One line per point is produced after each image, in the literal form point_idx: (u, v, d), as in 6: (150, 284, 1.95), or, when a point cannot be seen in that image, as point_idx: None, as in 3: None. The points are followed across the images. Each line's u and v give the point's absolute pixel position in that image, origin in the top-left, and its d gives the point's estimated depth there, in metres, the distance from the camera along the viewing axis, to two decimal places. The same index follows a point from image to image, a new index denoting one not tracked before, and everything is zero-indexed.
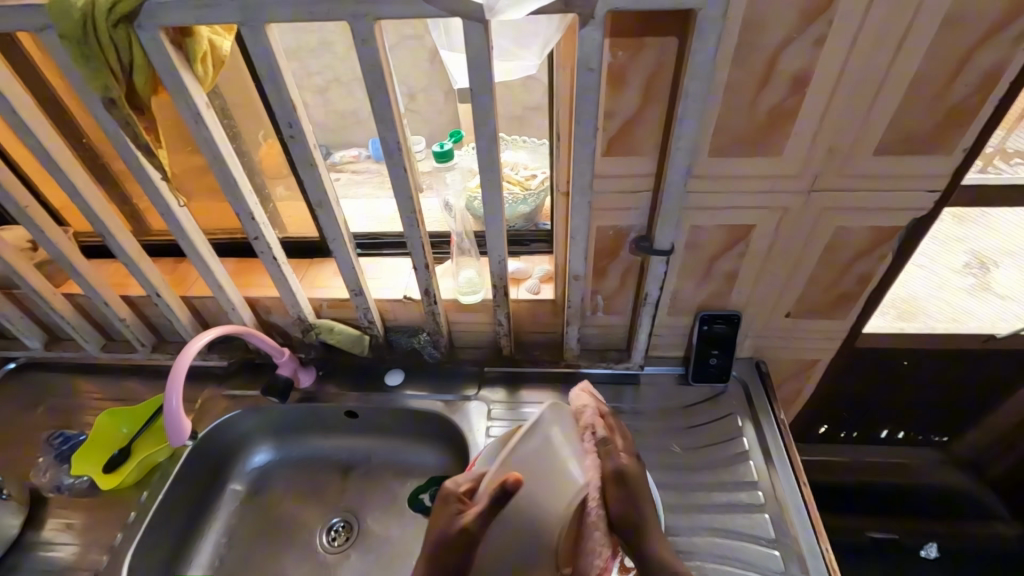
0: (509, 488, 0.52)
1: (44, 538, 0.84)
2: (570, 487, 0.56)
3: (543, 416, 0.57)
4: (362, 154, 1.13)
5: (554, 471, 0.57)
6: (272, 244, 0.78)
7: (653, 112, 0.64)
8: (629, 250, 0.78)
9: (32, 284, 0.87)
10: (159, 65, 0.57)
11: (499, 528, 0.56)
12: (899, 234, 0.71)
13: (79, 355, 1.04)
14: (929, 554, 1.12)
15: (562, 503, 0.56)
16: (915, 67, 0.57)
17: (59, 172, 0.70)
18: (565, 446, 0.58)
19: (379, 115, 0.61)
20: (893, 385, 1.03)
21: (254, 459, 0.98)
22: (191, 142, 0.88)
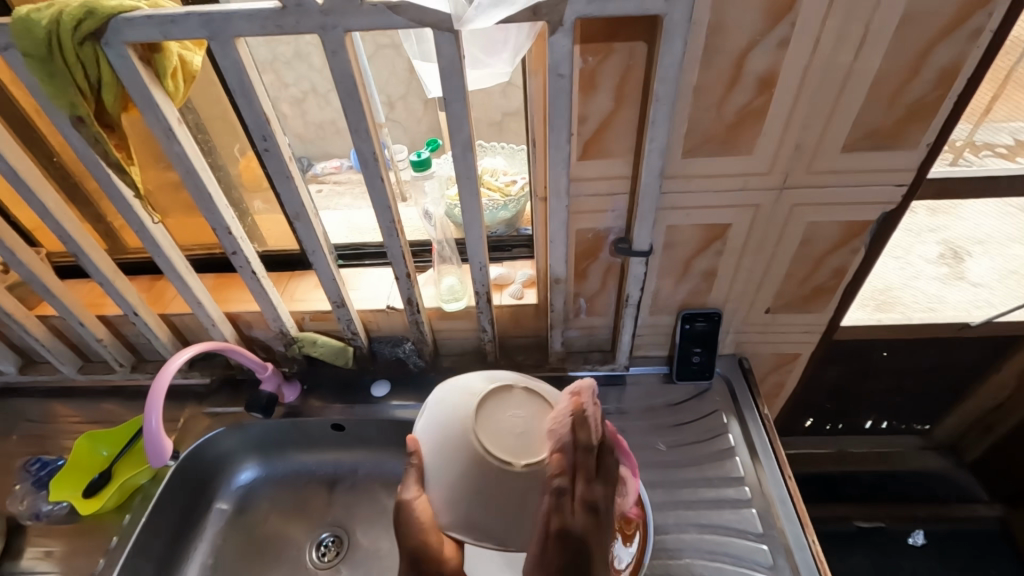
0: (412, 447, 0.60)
1: (23, 567, 0.82)
2: (465, 402, 0.59)
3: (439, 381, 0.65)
4: (344, 164, 1.10)
5: (453, 400, 0.60)
6: (251, 259, 0.77)
7: (626, 115, 0.65)
8: (609, 252, 0.79)
9: (4, 307, 0.85)
10: (128, 82, 0.57)
11: (436, 474, 0.58)
12: (870, 228, 0.73)
13: (55, 378, 1.01)
14: (916, 542, 1.13)
15: (464, 417, 0.58)
16: (876, 65, 0.59)
17: (28, 192, 0.69)
18: (461, 382, 0.62)
19: (353, 126, 0.61)
20: (873, 375, 1.05)
21: (239, 477, 0.96)
22: (165, 158, 0.88)
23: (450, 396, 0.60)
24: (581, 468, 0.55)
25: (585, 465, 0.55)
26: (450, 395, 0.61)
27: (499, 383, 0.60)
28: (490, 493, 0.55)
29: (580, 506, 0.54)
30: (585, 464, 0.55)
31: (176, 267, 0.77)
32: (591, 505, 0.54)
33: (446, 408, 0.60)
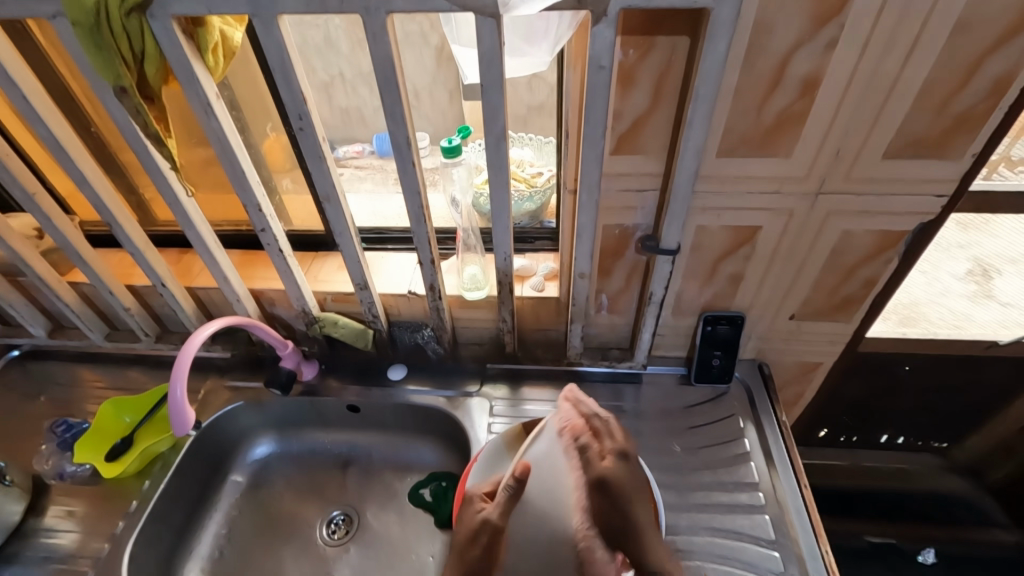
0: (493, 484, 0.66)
1: (45, 525, 0.84)
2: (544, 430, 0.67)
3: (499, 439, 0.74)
4: (366, 149, 1.13)
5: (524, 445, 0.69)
6: (278, 237, 0.78)
7: (662, 111, 0.64)
8: (635, 249, 0.78)
9: (37, 272, 0.87)
10: (171, 55, 0.58)
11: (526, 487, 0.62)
12: (906, 238, 0.71)
13: (83, 344, 1.04)
14: (926, 560, 1.13)
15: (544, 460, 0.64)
16: (926, 73, 0.57)
17: (68, 160, 0.70)
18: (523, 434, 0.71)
19: (388, 109, 0.61)
20: (895, 390, 1.03)
21: (255, 452, 0.98)
22: (198, 133, 0.89)
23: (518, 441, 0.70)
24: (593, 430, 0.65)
25: (597, 425, 0.66)
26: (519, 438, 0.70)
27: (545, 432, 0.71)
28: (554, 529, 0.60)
29: (608, 458, 0.63)
30: (598, 426, 0.66)
31: (206, 241, 0.78)
32: (619, 454, 0.64)
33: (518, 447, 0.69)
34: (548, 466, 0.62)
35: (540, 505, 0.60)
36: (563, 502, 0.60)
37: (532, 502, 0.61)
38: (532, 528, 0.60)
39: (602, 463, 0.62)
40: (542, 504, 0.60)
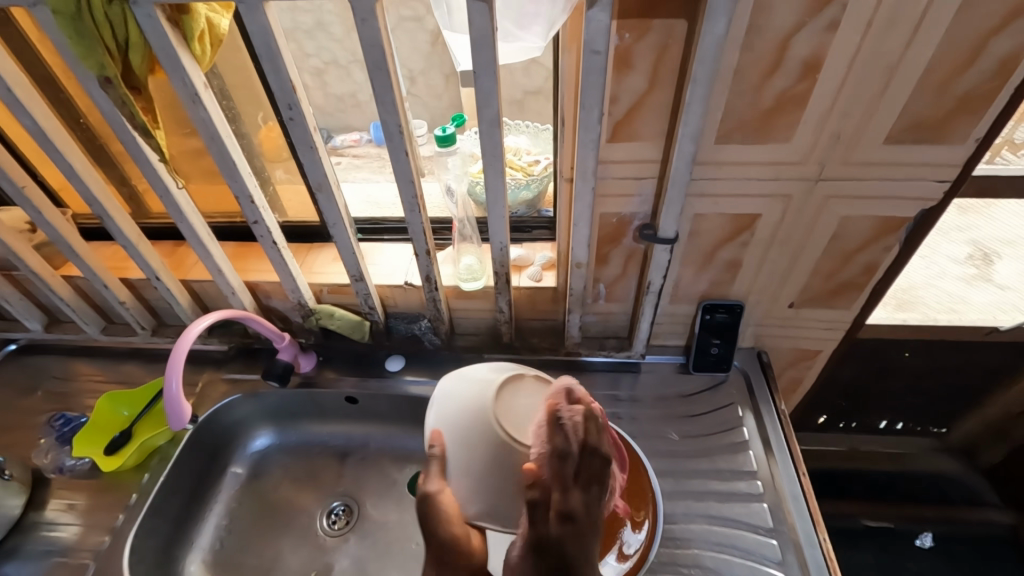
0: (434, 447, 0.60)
1: (46, 518, 0.85)
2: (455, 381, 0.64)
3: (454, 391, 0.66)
4: (363, 138, 1.11)
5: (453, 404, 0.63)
6: (272, 229, 0.77)
7: (660, 96, 0.62)
8: (633, 238, 0.77)
9: (31, 266, 0.86)
10: (156, 43, 0.56)
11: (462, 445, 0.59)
12: (906, 225, 0.71)
13: (79, 337, 1.04)
14: (924, 544, 1.13)
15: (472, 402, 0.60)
16: (928, 55, 0.56)
17: (55, 152, 0.69)
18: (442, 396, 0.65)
19: (379, 96, 0.60)
20: (893, 376, 1.03)
21: (254, 444, 0.98)
22: (189, 124, 0.87)
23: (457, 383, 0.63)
24: (556, 476, 0.52)
25: (563, 469, 0.52)
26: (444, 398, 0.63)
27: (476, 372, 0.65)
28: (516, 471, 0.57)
29: (553, 518, 0.50)
30: (563, 469, 0.52)
31: (198, 234, 0.78)
32: (566, 514, 0.50)
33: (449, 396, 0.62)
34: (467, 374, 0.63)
35: (465, 398, 0.61)
36: (486, 388, 0.61)
37: (463, 403, 0.60)
38: (469, 423, 0.59)
39: (549, 530, 0.50)
40: (467, 395, 0.61)
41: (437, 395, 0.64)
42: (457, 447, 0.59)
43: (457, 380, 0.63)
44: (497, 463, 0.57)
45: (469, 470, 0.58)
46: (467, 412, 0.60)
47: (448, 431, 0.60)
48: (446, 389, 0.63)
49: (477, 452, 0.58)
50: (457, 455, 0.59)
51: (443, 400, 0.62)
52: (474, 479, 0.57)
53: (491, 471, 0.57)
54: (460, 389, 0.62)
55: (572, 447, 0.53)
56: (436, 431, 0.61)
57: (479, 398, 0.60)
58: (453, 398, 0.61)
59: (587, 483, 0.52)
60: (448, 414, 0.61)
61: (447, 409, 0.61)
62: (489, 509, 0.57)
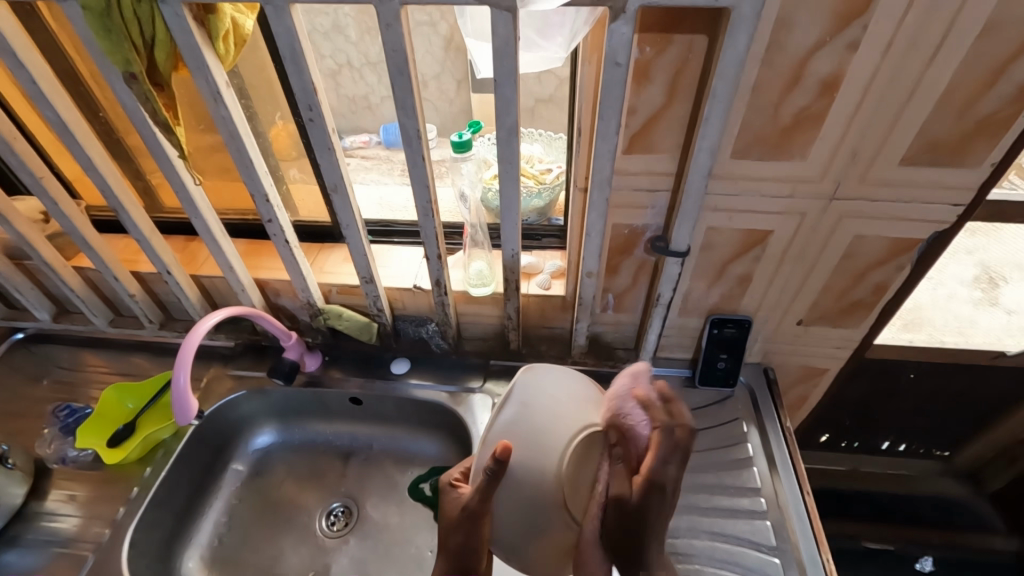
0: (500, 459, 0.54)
1: (47, 508, 0.85)
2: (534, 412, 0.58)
3: (519, 388, 0.60)
4: (373, 139, 1.12)
5: (529, 438, 0.57)
6: (285, 227, 0.77)
7: (677, 110, 0.63)
8: (644, 249, 0.77)
9: (43, 256, 0.87)
10: (181, 41, 0.57)
11: (513, 491, 0.57)
12: (919, 246, 0.70)
13: (87, 329, 1.04)
14: (924, 568, 1.13)
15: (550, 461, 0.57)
16: (947, 78, 0.56)
17: (75, 144, 0.70)
18: (512, 404, 0.59)
19: (400, 100, 0.61)
20: (899, 397, 1.03)
21: (257, 441, 0.98)
22: (206, 120, 0.88)
23: (535, 413, 0.58)
24: (654, 445, 0.59)
25: (660, 440, 0.59)
26: (518, 421, 0.58)
27: (555, 403, 0.60)
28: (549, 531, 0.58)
29: (646, 481, 0.58)
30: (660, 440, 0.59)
31: (212, 229, 0.78)
32: (657, 478, 0.58)
33: (524, 428, 0.58)
34: (541, 408, 0.59)
35: (548, 417, 0.58)
36: (564, 423, 0.59)
37: (533, 449, 0.57)
38: (527, 472, 0.57)
39: (638, 487, 0.58)
40: (551, 414, 0.59)
41: (510, 400, 0.59)
42: (522, 459, 0.57)
43: (542, 391, 0.60)
44: (540, 517, 0.57)
45: (506, 509, 0.58)
46: (545, 433, 0.58)
47: (517, 442, 0.57)
48: (526, 395, 0.59)
49: (520, 502, 0.57)
50: (519, 468, 0.57)
51: (519, 406, 0.59)
52: (529, 490, 0.57)
53: (550, 488, 0.57)
54: (544, 403, 0.59)
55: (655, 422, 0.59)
56: (502, 435, 0.58)
57: (563, 422, 0.59)
58: (534, 410, 0.59)
59: (676, 455, 0.60)
60: (517, 436, 0.57)
61: (524, 418, 0.58)
62: (521, 529, 0.58)
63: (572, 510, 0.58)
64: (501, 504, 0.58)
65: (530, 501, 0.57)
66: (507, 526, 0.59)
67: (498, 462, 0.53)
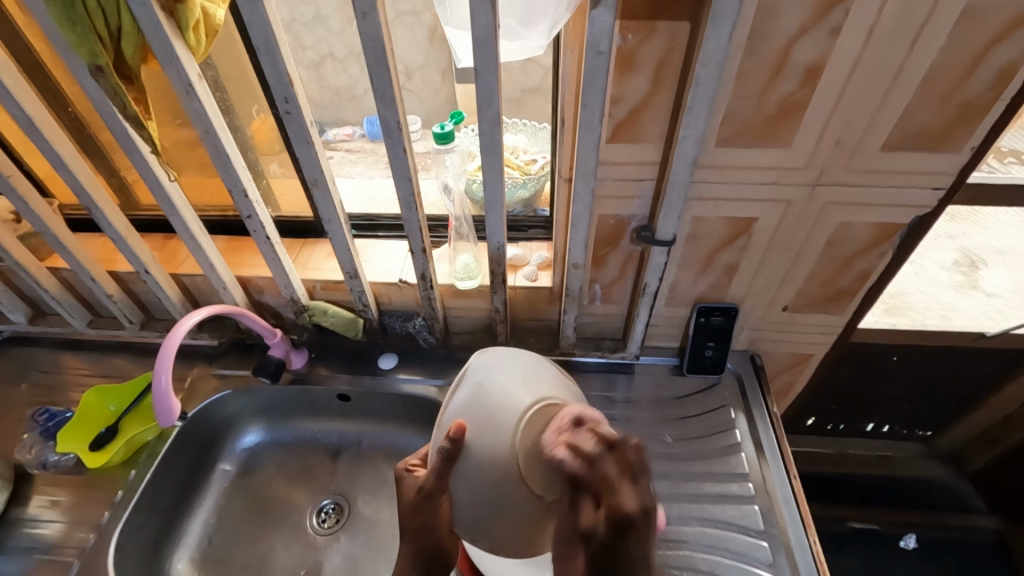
0: (453, 437, 0.54)
1: (30, 515, 0.83)
2: (485, 389, 0.56)
3: (473, 368, 0.59)
4: (356, 132, 1.09)
5: (485, 416, 0.55)
6: (266, 223, 0.76)
7: (661, 99, 0.62)
8: (630, 239, 0.77)
9: (15, 257, 0.84)
10: (149, 33, 0.55)
11: (474, 471, 0.54)
12: (901, 231, 0.71)
13: (65, 331, 1.02)
14: (908, 545, 1.16)
15: (506, 435, 0.53)
16: (928, 65, 0.56)
17: (43, 142, 0.68)
18: (463, 388, 0.57)
19: (379, 92, 0.59)
20: (883, 380, 1.04)
21: (244, 440, 0.97)
22: (181, 115, 0.85)
23: (490, 391, 0.56)
24: (597, 482, 0.48)
25: (603, 473, 0.48)
26: (474, 402, 0.56)
27: (512, 378, 0.57)
28: (515, 513, 0.53)
29: (604, 520, 0.47)
30: (604, 473, 0.48)
31: (190, 226, 0.76)
32: (615, 515, 0.46)
33: (480, 407, 0.55)
34: (497, 382, 0.56)
35: (501, 391, 0.55)
36: (523, 395, 0.55)
37: (487, 423, 0.54)
38: (485, 450, 0.53)
39: (598, 531, 0.47)
40: (506, 388, 0.56)
41: (465, 382, 0.58)
42: (478, 437, 0.54)
43: (496, 369, 0.58)
44: (506, 500, 0.53)
45: (470, 493, 0.54)
46: (500, 407, 0.55)
47: (472, 421, 0.55)
48: (479, 375, 0.57)
49: (483, 484, 0.53)
50: (477, 447, 0.54)
51: (474, 387, 0.57)
52: (487, 468, 0.53)
53: (509, 467, 0.52)
54: (498, 379, 0.57)
55: (596, 448, 0.49)
56: (457, 417, 0.56)
57: (518, 394, 0.55)
58: (488, 388, 0.56)
59: (634, 475, 0.48)
60: (474, 415, 0.55)
61: (481, 396, 0.56)
62: (492, 515, 0.54)
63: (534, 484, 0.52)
64: (463, 486, 0.55)
65: (490, 480, 0.53)
66: (469, 508, 0.55)
67: (453, 443, 0.54)
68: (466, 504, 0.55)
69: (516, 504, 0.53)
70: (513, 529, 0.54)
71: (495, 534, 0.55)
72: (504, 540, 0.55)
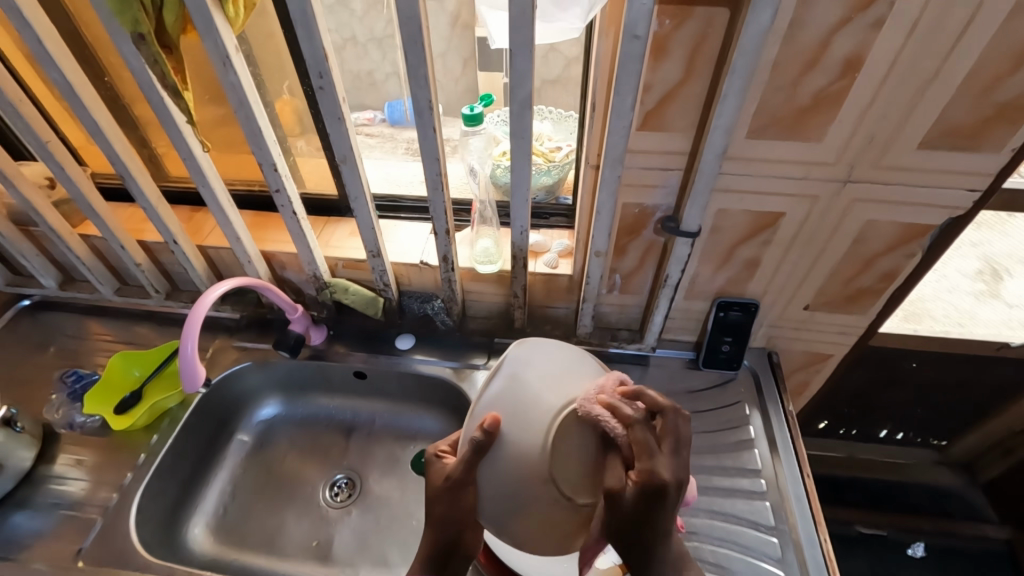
0: (489, 429, 0.53)
1: (55, 472, 0.85)
2: (522, 383, 0.55)
3: (511, 356, 0.57)
4: (377, 116, 1.05)
5: (520, 410, 0.54)
6: (293, 198, 0.77)
7: (693, 87, 0.62)
8: (653, 230, 0.77)
9: (49, 221, 0.87)
10: (190, 3, 0.56)
11: (503, 464, 0.54)
12: (930, 233, 0.70)
13: (93, 297, 1.04)
14: (915, 553, 1.14)
15: (537, 432, 0.53)
16: (970, 62, 0.55)
17: (82, 108, 0.69)
18: (500, 377, 0.56)
19: (412, 71, 0.59)
20: (899, 386, 1.03)
21: (260, 413, 0.99)
22: (213, 90, 0.86)
23: (527, 385, 0.55)
24: (634, 447, 0.51)
25: (641, 439, 0.51)
26: (511, 395, 0.55)
27: (551, 373, 0.56)
28: (536, 510, 0.54)
29: (637, 482, 0.50)
30: (642, 439, 0.51)
31: (219, 199, 0.78)
32: (650, 479, 0.50)
33: (515, 401, 0.55)
34: (533, 375, 0.56)
35: (539, 385, 0.55)
36: (562, 390, 0.55)
37: (522, 415, 0.54)
38: (518, 445, 0.53)
39: (629, 492, 0.50)
40: (542, 382, 0.56)
41: (501, 371, 0.57)
42: (512, 429, 0.54)
43: (533, 361, 0.57)
44: (530, 494, 0.54)
45: (493, 485, 0.55)
46: (536, 402, 0.55)
47: (506, 413, 0.54)
48: (516, 365, 0.56)
49: (509, 477, 0.54)
50: (507, 440, 0.54)
51: (510, 377, 0.56)
52: (516, 464, 0.53)
53: (537, 464, 0.53)
54: (536, 371, 0.56)
55: (639, 416, 0.52)
56: (490, 409, 0.55)
57: (556, 391, 0.55)
58: (526, 379, 0.56)
59: (671, 446, 0.52)
60: (508, 406, 0.55)
61: (516, 387, 0.55)
62: (513, 508, 0.55)
63: (563, 486, 0.53)
64: (484, 477, 0.55)
65: (515, 476, 0.54)
66: (489, 501, 0.56)
67: (486, 435, 0.53)
68: (487, 495, 0.56)
69: (540, 499, 0.54)
70: (533, 524, 0.55)
71: (514, 527, 0.56)
72: (521, 534, 0.56)
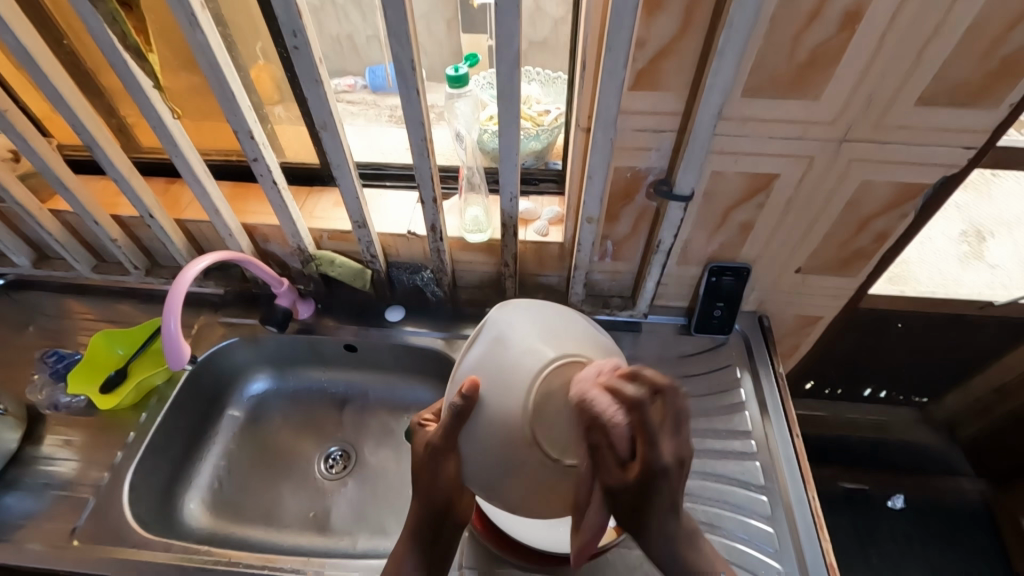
0: (467, 393, 0.54)
1: (43, 453, 0.84)
2: (502, 345, 0.56)
3: (494, 321, 0.58)
4: (359, 82, 0.99)
5: (500, 372, 0.54)
6: (273, 167, 0.73)
7: (689, 43, 0.59)
8: (646, 194, 0.75)
9: (16, 197, 0.83)
10: None
11: (485, 427, 0.54)
12: (924, 192, 0.69)
13: (69, 275, 1.01)
14: (895, 505, 1.17)
15: (517, 394, 0.53)
16: (975, 12, 0.53)
17: (41, 74, 0.64)
18: (484, 342, 0.57)
19: (393, 28, 0.56)
20: (886, 347, 1.05)
21: (251, 388, 0.98)
22: (182, 53, 0.81)
23: (509, 346, 0.55)
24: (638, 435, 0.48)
25: (644, 424, 0.48)
26: (490, 358, 0.55)
27: (535, 332, 0.56)
28: (524, 473, 0.53)
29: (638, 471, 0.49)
30: (646, 425, 0.48)
31: (195, 169, 0.74)
32: (651, 466, 0.49)
33: (494, 363, 0.55)
34: (513, 336, 0.56)
35: (518, 347, 0.55)
36: (546, 347, 0.54)
37: (502, 377, 0.54)
38: (499, 407, 0.53)
39: (631, 478, 0.50)
40: (523, 343, 0.55)
41: (482, 337, 0.58)
42: (492, 392, 0.54)
43: (515, 322, 0.57)
44: (514, 456, 0.53)
45: (479, 449, 0.55)
46: (515, 364, 0.54)
47: (485, 377, 0.55)
48: (498, 329, 0.57)
49: (493, 441, 0.53)
50: (487, 403, 0.54)
51: (491, 341, 0.57)
52: (496, 426, 0.53)
53: (519, 425, 0.52)
54: (519, 334, 0.56)
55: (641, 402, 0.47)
56: (470, 373, 0.56)
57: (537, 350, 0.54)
58: (507, 342, 0.56)
59: (673, 425, 0.49)
60: (488, 369, 0.55)
61: (496, 351, 0.56)
62: (501, 472, 0.54)
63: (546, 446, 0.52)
64: (468, 443, 0.56)
65: (501, 440, 0.53)
66: (475, 466, 0.56)
67: (464, 399, 0.54)
68: (474, 460, 0.55)
69: (525, 462, 0.53)
70: (521, 486, 0.54)
71: (503, 491, 0.55)
72: (513, 498, 0.55)
